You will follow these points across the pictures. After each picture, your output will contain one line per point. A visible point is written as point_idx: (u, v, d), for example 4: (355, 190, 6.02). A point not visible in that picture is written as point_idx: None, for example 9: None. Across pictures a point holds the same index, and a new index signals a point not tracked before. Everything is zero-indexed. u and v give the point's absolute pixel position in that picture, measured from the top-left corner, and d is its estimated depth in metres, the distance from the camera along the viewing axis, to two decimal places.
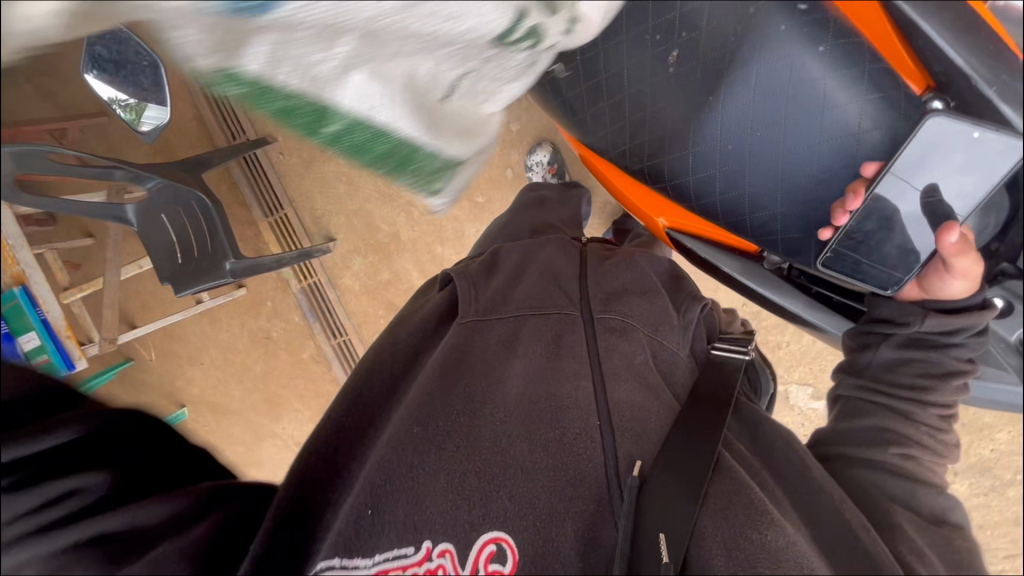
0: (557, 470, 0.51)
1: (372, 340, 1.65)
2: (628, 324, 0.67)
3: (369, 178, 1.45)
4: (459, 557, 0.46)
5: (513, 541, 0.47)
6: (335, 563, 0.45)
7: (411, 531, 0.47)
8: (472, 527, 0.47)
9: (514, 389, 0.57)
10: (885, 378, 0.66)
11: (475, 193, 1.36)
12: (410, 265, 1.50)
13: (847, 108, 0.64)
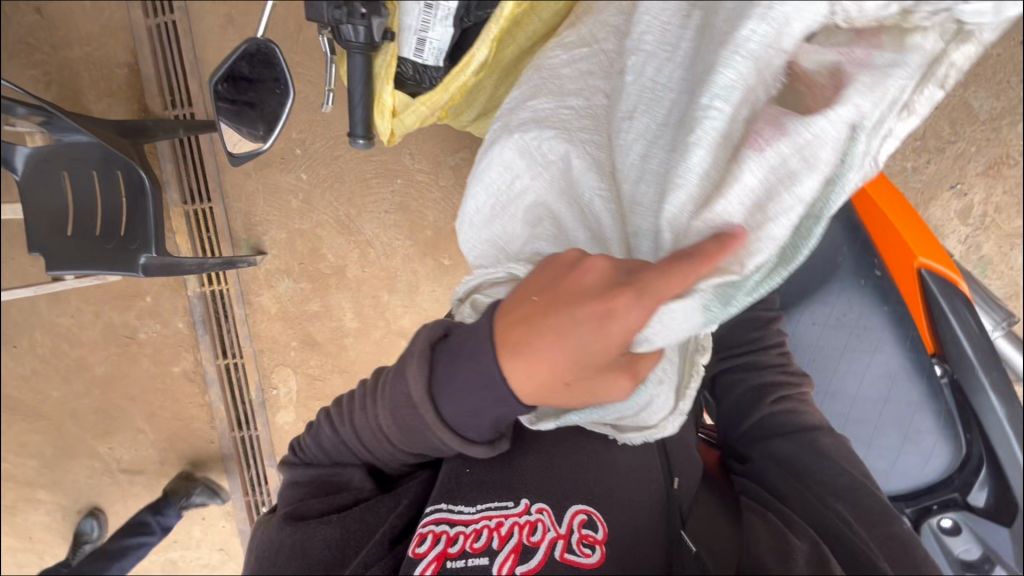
0: (636, 472, 0.71)
1: (272, 370, 1.47)
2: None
3: (329, 204, 1.36)
4: (554, 515, 0.63)
5: (602, 518, 0.64)
6: (442, 506, 0.63)
7: (508, 492, 0.65)
8: (567, 495, 0.66)
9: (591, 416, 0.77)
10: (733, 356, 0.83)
11: (443, 256, 1.36)
12: (347, 304, 1.40)
13: (885, 355, 0.86)
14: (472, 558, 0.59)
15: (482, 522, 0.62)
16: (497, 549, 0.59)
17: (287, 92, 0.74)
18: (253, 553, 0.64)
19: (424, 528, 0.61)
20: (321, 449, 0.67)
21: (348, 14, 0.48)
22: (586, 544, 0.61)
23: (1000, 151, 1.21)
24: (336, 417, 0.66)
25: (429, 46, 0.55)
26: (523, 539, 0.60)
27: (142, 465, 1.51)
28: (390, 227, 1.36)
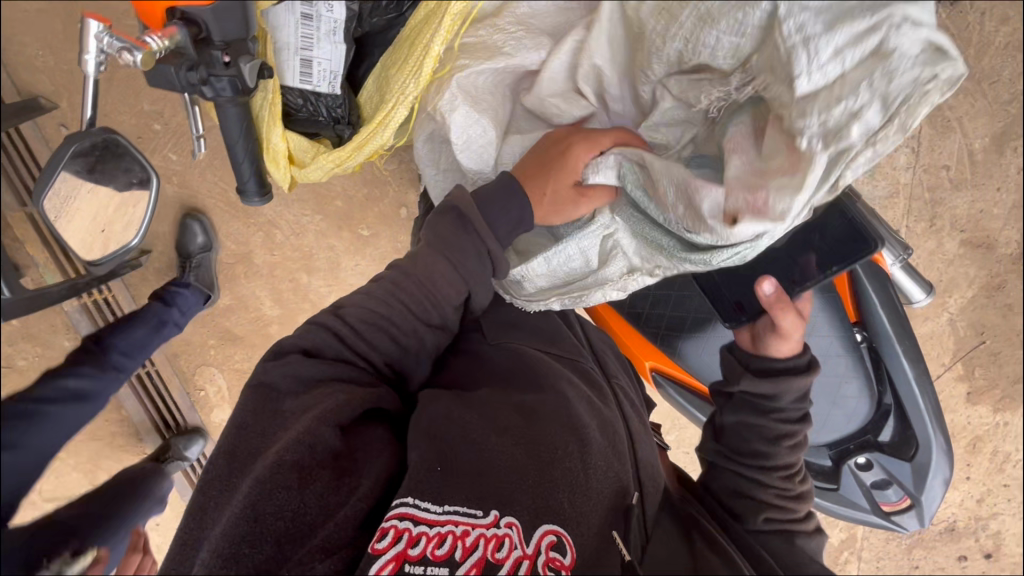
0: (606, 481, 0.58)
1: (193, 372, 1.34)
2: (631, 397, 0.75)
3: (214, 186, 1.17)
4: (524, 531, 0.51)
5: (570, 537, 0.52)
6: (409, 500, 0.49)
7: (481, 497, 0.52)
8: (534, 511, 0.52)
9: (583, 405, 0.64)
10: (732, 448, 0.73)
11: (360, 227, 1.25)
12: (262, 292, 1.28)
13: (818, 337, 0.85)
14: (430, 567, 0.46)
15: (448, 526, 0.49)
16: (459, 560, 0.47)
17: (146, 177, 0.66)
18: (215, 506, 0.50)
19: (387, 520, 0.47)
20: (343, 324, 0.59)
21: (206, 69, 0.51)
22: (552, 567, 0.49)
23: None
24: (395, 276, 0.60)
25: (317, 68, 0.61)
26: (487, 557, 0.48)
27: None
28: (294, 203, 1.21)
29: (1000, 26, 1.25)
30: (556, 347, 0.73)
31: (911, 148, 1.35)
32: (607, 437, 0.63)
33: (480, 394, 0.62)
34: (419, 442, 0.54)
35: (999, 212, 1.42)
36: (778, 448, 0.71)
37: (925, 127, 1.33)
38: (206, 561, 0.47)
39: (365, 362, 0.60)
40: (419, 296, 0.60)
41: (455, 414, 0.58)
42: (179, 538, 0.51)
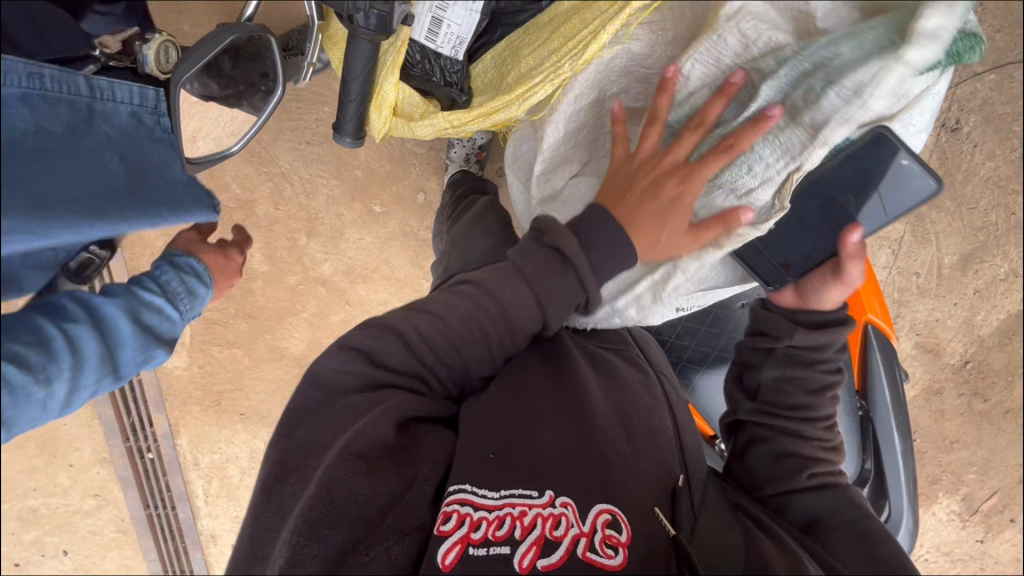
0: (651, 463, 0.57)
1: None
2: (673, 385, 0.71)
3: None
4: (579, 510, 0.50)
5: (626, 516, 0.51)
6: (465, 486, 0.50)
7: (537, 478, 0.52)
8: (586, 490, 0.52)
9: (630, 391, 0.63)
10: (780, 404, 0.64)
11: (373, 202, 1.22)
12: (255, 244, 1.23)
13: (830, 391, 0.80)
14: (492, 548, 0.46)
15: (505, 509, 0.49)
16: (519, 540, 0.47)
17: (273, 87, 0.68)
18: (276, 493, 0.49)
19: (446, 506, 0.48)
20: (417, 343, 0.55)
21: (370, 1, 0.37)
22: (609, 545, 0.48)
23: None
24: (471, 295, 0.56)
25: (446, 32, 0.47)
26: (545, 535, 0.48)
27: None
28: (313, 162, 1.18)
29: (985, 161, 1.38)
30: (603, 336, 0.71)
31: (892, 249, 1.47)
32: (653, 424, 0.60)
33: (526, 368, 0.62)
34: (472, 431, 0.54)
35: (952, 323, 1.55)
36: (822, 399, 0.64)
37: (907, 233, 1.45)
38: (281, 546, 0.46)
39: (433, 376, 0.56)
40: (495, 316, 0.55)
41: (500, 398, 0.57)
42: (250, 527, 0.49)
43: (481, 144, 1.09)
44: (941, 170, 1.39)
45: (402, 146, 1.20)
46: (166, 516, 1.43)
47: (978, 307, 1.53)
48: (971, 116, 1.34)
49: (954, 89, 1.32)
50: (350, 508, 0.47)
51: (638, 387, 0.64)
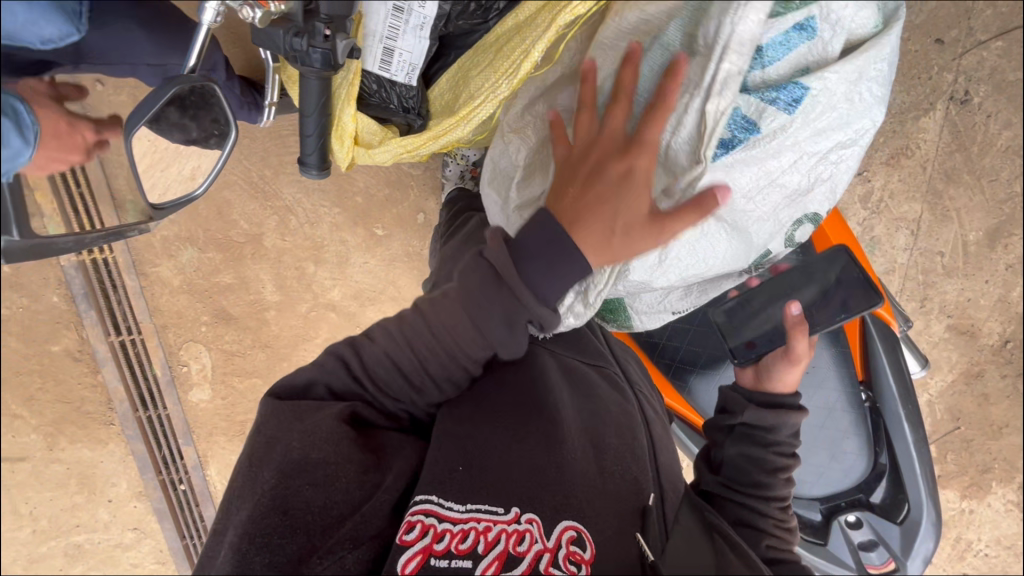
0: (622, 483, 0.56)
1: (180, 347, 1.31)
2: (656, 409, 0.70)
3: (239, 163, 1.17)
4: (544, 526, 0.50)
5: (591, 533, 0.51)
6: (431, 497, 0.49)
7: (503, 494, 0.51)
8: (552, 507, 0.51)
9: (606, 411, 0.62)
10: (737, 477, 0.64)
11: (375, 226, 1.25)
12: (266, 276, 1.27)
13: None
14: (455, 561, 0.46)
15: (470, 522, 0.49)
16: (481, 554, 0.47)
17: (226, 132, 0.66)
18: (232, 501, 0.47)
19: (412, 515, 0.47)
20: (361, 370, 0.53)
21: (308, 40, 0.38)
22: (572, 561, 0.48)
23: (900, 143, 1.33)
24: (409, 326, 0.52)
25: (398, 59, 0.47)
26: (508, 550, 0.47)
27: (25, 452, 1.31)
28: (314, 193, 1.21)
29: (1003, 130, 1.32)
30: (583, 354, 0.70)
31: (911, 230, 1.41)
32: (626, 442, 0.60)
33: (492, 382, 0.60)
34: (444, 441, 0.53)
35: (985, 302, 1.47)
36: (772, 479, 0.63)
37: (925, 212, 1.39)
38: (234, 551, 0.44)
39: (373, 397, 0.54)
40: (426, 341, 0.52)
41: (479, 415, 0.57)
42: (211, 532, 0.47)
43: (473, 160, 1.10)
44: (955, 144, 1.33)
45: (399, 169, 1.22)
46: (201, 546, 1.48)
47: (1012, 284, 1.45)
48: (981, 86, 1.29)
49: (960, 60, 1.27)
50: (309, 516, 0.46)
51: (615, 406, 0.63)
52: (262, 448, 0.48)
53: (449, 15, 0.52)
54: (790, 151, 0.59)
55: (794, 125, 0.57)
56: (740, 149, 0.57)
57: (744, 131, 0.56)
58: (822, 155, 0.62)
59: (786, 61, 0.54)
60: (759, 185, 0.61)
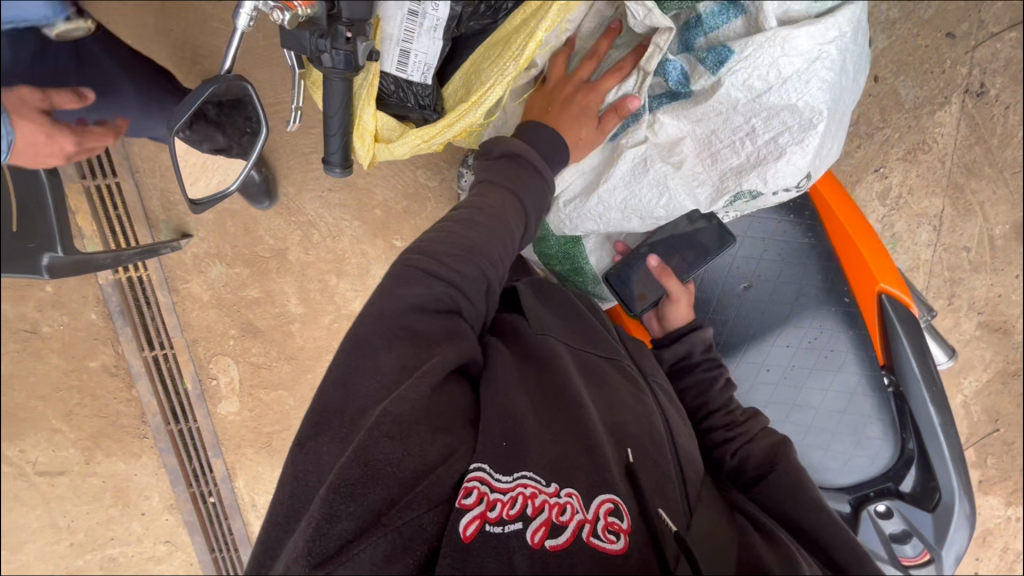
0: (651, 468, 0.55)
1: (209, 360, 1.35)
2: (671, 392, 0.67)
3: None
4: (583, 499, 0.49)
5: (626, 504, 0.50)
6: (483, 467, 0.48)
7: (544, 469, 0.50)
8: (588, 485, 0.50)
9: (624, 399, 0.60)
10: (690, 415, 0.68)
11: (395, 238, 1.29)
12: (291, 289, 1.31)
13: None
14: (507, 525, 0.45)
15: (517, 488, 0.47)
16: (530, 517, 0.46)
17: (257, 130, 0.65)
18: (303, 463, 0.47)
19: (468, 481, 0.46)
20: (435, 266, 0.52)
21: (331, 42, 0.41)
22: (611, 531, 0.47)
23: (917, 138, 1.31)
24: (466, 216, 0.56)
25: (415, 60, 0.50)
26: (553, 520, 0.46)
27: (64, 466, 1.36)
28: (336, 207, 1.26)
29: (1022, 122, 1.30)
30: (597, 344, 0.67)
31: (933, 226, 1.38)
32: (647, 427, 0.58)
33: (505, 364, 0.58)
34: (489, 414, 0.51)
35: (1017, 298, 1.43)
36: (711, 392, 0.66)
37: (947, 207, 1.36)
38: (321, 515, 0.43)
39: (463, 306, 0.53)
40: (478, 213, 0.56)
41: (511, 396, 0.54)
42: (288, 473, 0.47)
43: None
44: (974, 138, 1.32)
45: (416, 181, 1.26)
46: (230, 559, 1.51)
47: None
48: (996, 78, 1.28)
49: (972, 53, 1.26)
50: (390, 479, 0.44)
51: (632, 393, 0.61)
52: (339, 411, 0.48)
53: (460, 16, 0.53)
54: (740, 117, 0.61)
55: (736, 87, 0.59)
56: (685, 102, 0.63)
57: (681, 83, 0.63)
58: (771, 133, 0.61)
59: (729, 29, 0.59)
60: (705, 144, 0.64)
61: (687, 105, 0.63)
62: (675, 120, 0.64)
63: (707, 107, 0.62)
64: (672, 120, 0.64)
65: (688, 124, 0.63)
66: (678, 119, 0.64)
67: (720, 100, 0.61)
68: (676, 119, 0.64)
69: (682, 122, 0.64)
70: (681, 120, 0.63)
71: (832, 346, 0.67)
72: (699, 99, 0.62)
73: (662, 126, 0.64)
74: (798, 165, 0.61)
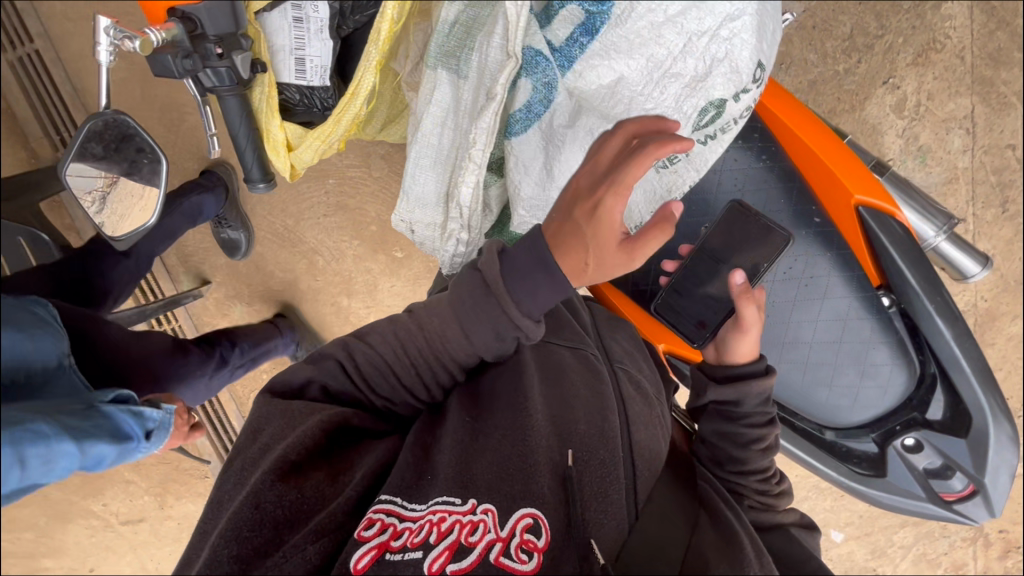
0: (593, 466, 0.51)
1: (248, 397, 1.42)
2: (641, 384, 0.64)
3: (262, 220, 1.27)
4: (499, 517, 0.47)
5: (547, 519, 0.47)
6: (397, 500, 0.49)
7: (460, 485, 0.50)
8: (514, 496, 0.49)
9: (576, 396, 0.58)
10: (709, 453, 0.60)
11: (393, 249, 1.31)
12: (307, 317, 1.36)
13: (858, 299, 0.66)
14: (407, 553, 0.45)
15: (426, 515, 0.48)
16: (433, 543, 0.45)
17: (157, 158, 0.60)
18: (214, 504, 0.50)
19: (374, 514, 0.47)
20: (354, 370, 0.57)
21: (199, 60, 0.42)
22: (524, 550, 0.45)
23: (927, 36, 1.18)
24: (403, 328, 0.56)
25: (311, 66, 0.50)
26: (460, 541, 0.45)
27: (142, 513, 1.47)
28: (332, 231, 1.29)
29: None
30: (556, 337, 0.65)
31: (966, 129, 1.24)
32: (597, 423, 0.55)
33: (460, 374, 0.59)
34: (407, 458, 0.53)
35: None
36: (749, 453, 0.57)
37: (978, 105, 1.22)
38: (212, 548, 0.44)
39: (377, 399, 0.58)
40: (421, 342, 0.55)
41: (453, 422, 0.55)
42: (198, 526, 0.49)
43: None
44: (993, 22, 1.18)
45: None
46: None
47: None
48: None
49: None
50: (284, 514, 0.46)
51: (586, 386, 0.59)
52: (255, 445, 0.51)
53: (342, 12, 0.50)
54: (673, 26, 0.43)
55: None
56: (605, 31, 0.44)
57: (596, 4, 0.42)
58: (708, 32, 0.44)
59: None
60: (649, 76, 0.46)
61: (606, 32, 0.44)
62: (599, 58, 0.45)
63: (636, 25, 0.43)
64: (596, 59, 0.45)
65: (618, 54, 0.45)
66: (603, 54, 0.45)
67: (643, 13, 0.42)
68: (598, 55, 0.45)
69: (607, 53, 0.45)
70: (612, 49, 0.45)
71: (812, 274, 0.62)
72: (618, 19, 0.43)
73: (585, 70, 0.46)
74: (745, 60, 0.45)
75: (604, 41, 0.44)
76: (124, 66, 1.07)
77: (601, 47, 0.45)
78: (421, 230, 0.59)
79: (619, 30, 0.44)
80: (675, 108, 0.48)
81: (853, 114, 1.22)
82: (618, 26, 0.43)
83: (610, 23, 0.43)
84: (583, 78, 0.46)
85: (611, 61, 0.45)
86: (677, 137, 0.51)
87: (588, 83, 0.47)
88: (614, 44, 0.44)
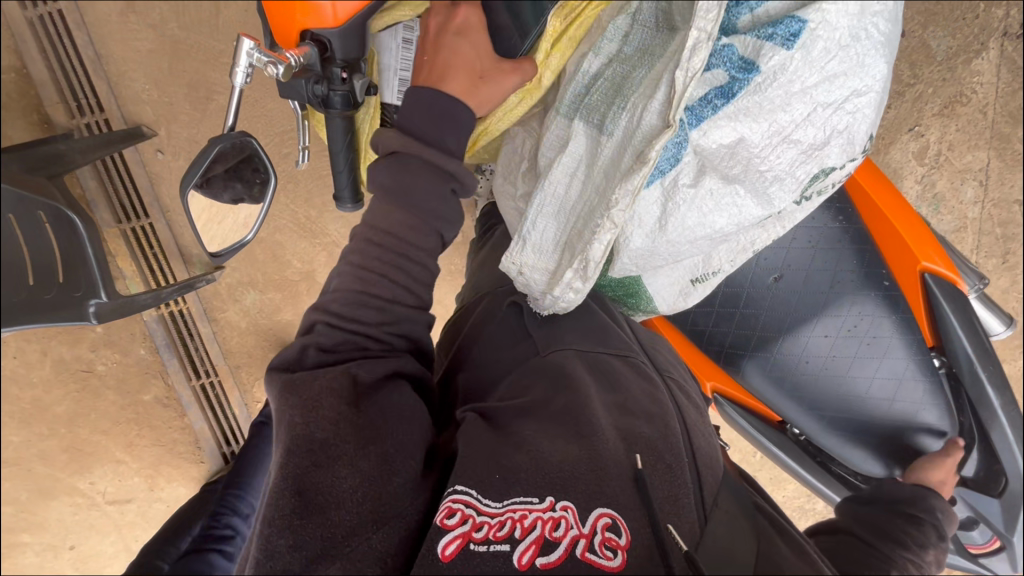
0: (658, 467, 0.52)
1: (254, 384, 1.38)
2: (688, 391, 0.66)
3: (286, 207, 1.24)
4: (580, 513, 0.47)
5: (627, 519, 0.47)
6: (470, 492, 0.49)
7: (543, 481, 0.49)
8: (586, 497, 0.49)
9: (637, 403, 0.59)
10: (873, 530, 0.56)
11: None
12: None
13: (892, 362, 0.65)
14: (492, 546, 0.45)
15: (506, 512, 0.47)
16: (519, 538, 0.46)
17: (268, 179, 0.59)
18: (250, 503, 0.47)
19: (451, 504, 0.48)
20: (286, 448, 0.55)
21: (328, 85, 0.43)
22: (609, 547, 0.45)
23: (953, 91, 1.22)
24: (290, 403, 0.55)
25: None
26: (545, 537, 0.46)
27: (130, 494, 1.36)
28: None
29: None
30: (608, 344, 0.66)
31: (978, 181, 1.29)
32: (658, 430, 0.56)
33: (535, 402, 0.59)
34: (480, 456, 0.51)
35: None
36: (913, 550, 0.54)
37: (993, 160, 1.28)
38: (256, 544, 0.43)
39: None
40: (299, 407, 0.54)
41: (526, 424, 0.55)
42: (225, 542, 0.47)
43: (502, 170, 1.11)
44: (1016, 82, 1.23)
45: None
46: None
47: None
48: None
49: None
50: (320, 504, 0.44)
51: (646, 394, 0.60)
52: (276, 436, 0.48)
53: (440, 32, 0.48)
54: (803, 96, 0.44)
55: (802, 61, 0.42)
56: (743, 96, 0.44)
57: (742, 71, 0.44)
58: (835, 105, 0.45)
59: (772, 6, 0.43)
60: (770, 139, 0.46)
61: (741, 104, 0.44)
62: (727, 123, 0.45)
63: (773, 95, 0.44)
64: (724, 125, 0.46)
65: (746, 120, 0.45)
66: (734, 120, 0.45)
67: (782, 85, 0.43)
68: (728, 120, 0.45)
69: (737, 118, 0.45)
70: (744, 117, 0.45)
71: (876, 330, 0.65)
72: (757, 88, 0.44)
73: (715, 134, 0.46)
74: (863, 133, 0.47)
75: (739, 111, 0.45)
76: (154, 37, 1.02)
77: (733, 113, 0.45)
78: (530, 274, 0.60)
79: (756, 100, 0.44)
80: (790, 172, 0.49)
81: (878, 156, 1.26)
82: (755, 95, 0.44)
83: (749, 89, 0.44)
84: (710, 141, 0.46)
85: (738, 124, 0.45)
86: (786, 200, 0.51)
87: (711, 140, 0.46)
88: (744, 115, 0.45)
